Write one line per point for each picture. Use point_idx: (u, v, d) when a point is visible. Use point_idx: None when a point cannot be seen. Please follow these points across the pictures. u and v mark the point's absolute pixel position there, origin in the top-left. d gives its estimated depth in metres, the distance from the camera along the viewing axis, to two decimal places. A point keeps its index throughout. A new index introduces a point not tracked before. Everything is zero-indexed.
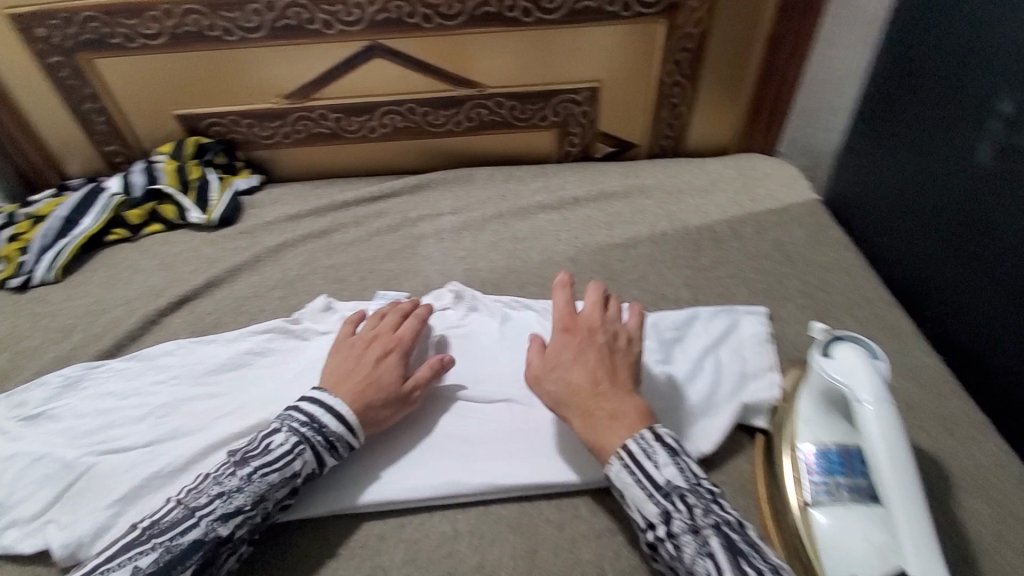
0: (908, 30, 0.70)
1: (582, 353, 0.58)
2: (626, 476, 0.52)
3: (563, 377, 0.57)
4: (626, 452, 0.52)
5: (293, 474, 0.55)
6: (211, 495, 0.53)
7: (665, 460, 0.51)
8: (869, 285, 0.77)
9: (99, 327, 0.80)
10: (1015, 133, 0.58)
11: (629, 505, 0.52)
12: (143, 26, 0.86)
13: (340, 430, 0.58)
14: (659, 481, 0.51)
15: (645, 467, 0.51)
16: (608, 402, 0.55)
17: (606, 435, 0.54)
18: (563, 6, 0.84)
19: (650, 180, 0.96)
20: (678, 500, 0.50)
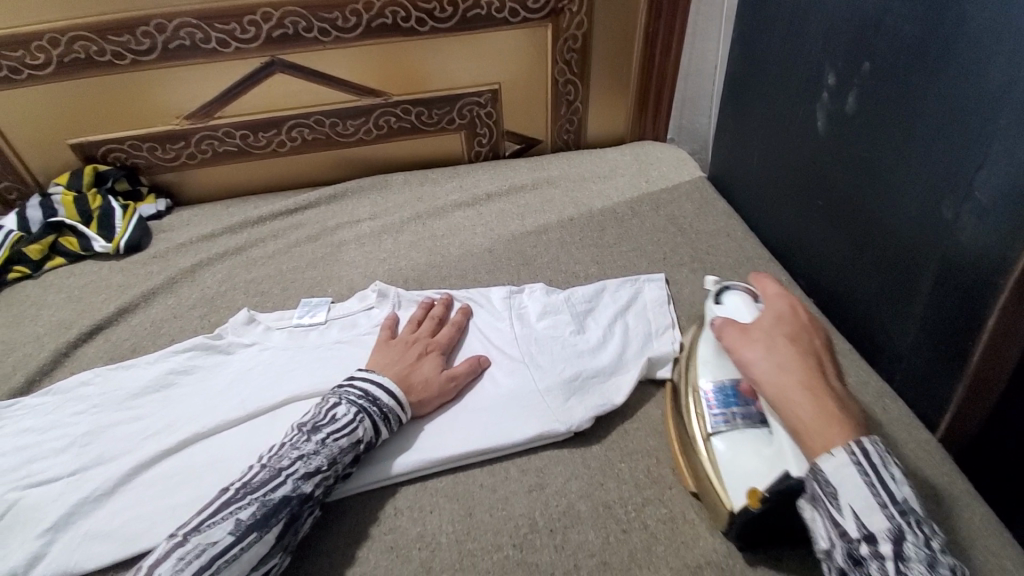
0: (751, 22, 0.81)
1: (803, 339, 0.53)
2: (853, 476, 0.43)
3: (773, 351, 0.52)
4: (861, 453, 0.44)
5: (358, 440, 0.59)
6: (291, 458, 0.57)
7: (901, 475, 0.44)
8: (750, 246, 0.88)
9: (6, 367, 0.76)
10: (840, 101, 0.69)
11: (839, 505, 0.43)
12: (29, 57, 0.83)
13: (391, 403, 0.62)
14: (896, 495, 0.43)
15: (882, 475, 0.43)
16: (839, 394, 0.49)
17: (833, 416, 0.47)
18: (455, 15, 0.90)
19: (555, 172, 1.03)
20: (913, 525, 0.42)
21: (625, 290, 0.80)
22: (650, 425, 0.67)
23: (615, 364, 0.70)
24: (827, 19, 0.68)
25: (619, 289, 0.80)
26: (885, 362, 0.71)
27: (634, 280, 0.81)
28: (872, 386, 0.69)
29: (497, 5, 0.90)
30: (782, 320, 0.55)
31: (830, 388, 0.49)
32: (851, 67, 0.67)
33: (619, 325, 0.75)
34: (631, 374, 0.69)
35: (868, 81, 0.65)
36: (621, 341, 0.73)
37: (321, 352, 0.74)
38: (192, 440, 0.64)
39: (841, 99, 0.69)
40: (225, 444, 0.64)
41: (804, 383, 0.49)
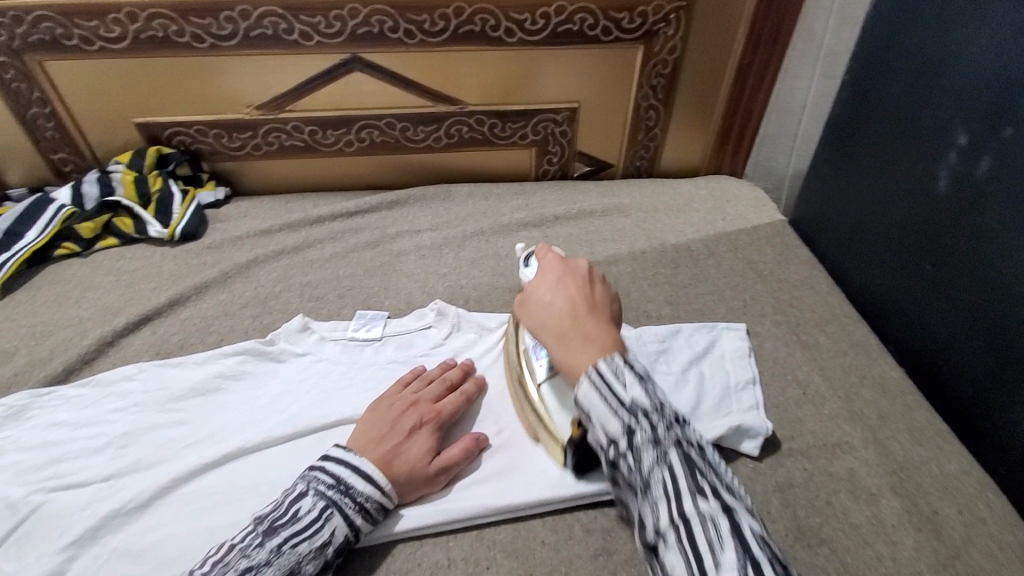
0: (868, 65, 0.76)
1: (562, 281, 0.57)
2: (591, 395, 0.48)
3: (543, 303, 0.56)
4: (595, 373, 0.49)
5: (325, 543, 0.51)
6: (238, 569, 0.48)
7: (631, 380, 0.47)
8: (836, 302, 0.81)
9: (47, 350, 0.73)
10: (969, 164, 0.63)
11: (588, 420, 0.49)
12: (104, 28, 0.79)
13: (368, 491, 0.54)
14: (623, 398, 0.47)
15: (610, 386, 0.48)
16: (585, 326, 0.52)
17: (578, 354, 0.51)
18: (546, 28, 0.86)
19: (626, 199, 0.98)
20: (641, 416, 0.46)
21: (701, 335, 0.74)
22: None
23: (692, 417, 0.65)
24: (967, 74, 0.62)
25: (696, 334, 0.74)
26: (988, 451, 0.65)
27: (711, 326, 0.76)
28: (975, 477, 0.62)
29: (591, 21, 0.86)
30: (549, 275, 0.58)
31: (580, 327, 0.52)
32: (991, 127, 0.60)
33: (695, 372, 0.69)
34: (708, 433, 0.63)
35: (1006, 147, 0.59)
36: (698, 391, 0.67)
37: (377, 370, 0.69)
38: (232, 456, 0.60)
39: (973, 161, 0.63)
40: (269, 464, 0.59)
41: (559, 337, 0.53)
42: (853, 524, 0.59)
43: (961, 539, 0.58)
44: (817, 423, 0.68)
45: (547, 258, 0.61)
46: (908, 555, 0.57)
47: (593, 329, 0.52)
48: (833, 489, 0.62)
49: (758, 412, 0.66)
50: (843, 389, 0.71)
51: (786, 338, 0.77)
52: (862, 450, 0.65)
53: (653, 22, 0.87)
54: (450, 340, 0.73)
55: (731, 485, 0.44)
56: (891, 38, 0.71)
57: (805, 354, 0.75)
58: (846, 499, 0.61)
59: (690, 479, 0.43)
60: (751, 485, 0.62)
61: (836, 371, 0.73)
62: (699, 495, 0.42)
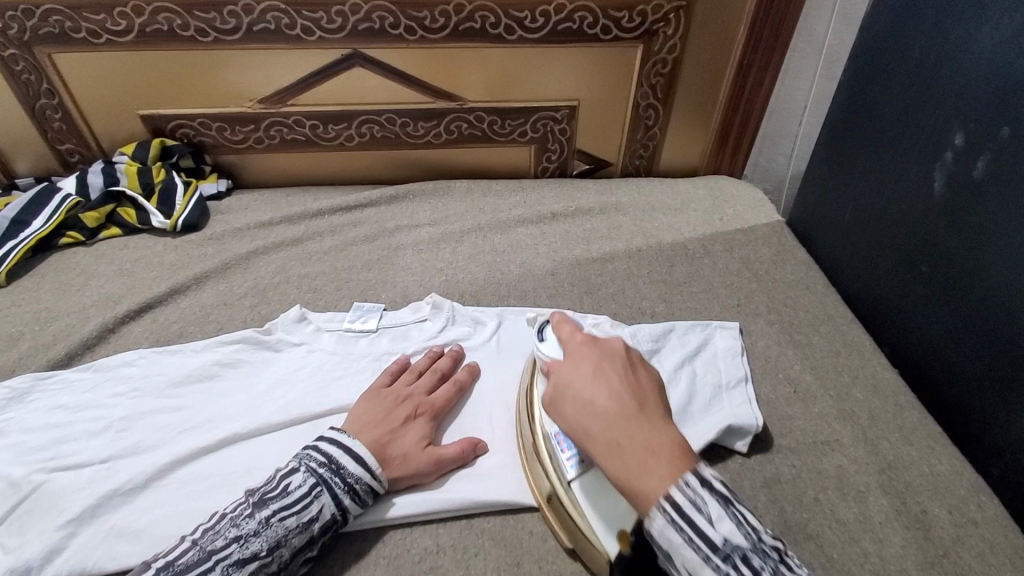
0: (865, 66, 0.76)
1: (601, 373, 0.52)
2: (674, 537, 0.43)
3: (584, 401, 0.50)
4: (672, 506, 0.43)
5: (312, 519, 0.52)
6: (227, 537, 0.50)
7: (719, 513, 0.42)
8: (830, 303, 0.82)
9: (50, 335, 0.74)
10: (966, 164, 0.63)
11: (678, 568, 0.43)
12: (111, 22, 0.81)
13: (359, 472, 0.55)
14: (714, 539, 0.42)
15: (696, 523, 0.42)
16: (642, 432, 0.47)
17: (639, 467, 0.45)
18: (545, 26, 0.86)
19: (624, 198, 0.98)
20: (740, 564, 0.41)
21: (695, 333, 0.75)
22: None
23: (682, 414, 0.65)
24: (962, 75, 0.63)
25: (688, 332, 0.75)
26: (979, 452, 0.65)
27: (705, 324, 0.76)
28: (964, 477, 0.62)
29: (591, 20, 0.86)
30: (588, 366, 0.53)
31: (636, 434, 0.47)
32: (988, 128, 0.61)
33: (687, 370, 0.70)
34: (697, 431, 0.64)
35: (1003, 148, 0.59)
36: (689, 388, 0.68)
37: (372, 361, 0.70)
38: (227, 442, 0.61)
39: (969, 161, 0.63)
40: (264, 449, 0.61)
41: (612, 445, 0.47)
42: (840, 519, 0.59)
43: (948, 538, 0.58)
44: (807, 421, 0.68)
45: (575, 346, 0.56)
46: (895, 552, 0.57)
47: (651, 436, 0.47)
48: (822, 486, 0.62)
49: (748, 409, 0.66)
50: (835, 389, 0.71)
51: (779, 337, 0.77)
52: (852, 448, 0.65)
53: (652, 21, 0.88)
54: (445, 333, 0.74)
55: None
56: (888, 40, 0.72)
57: (798, 353, 0.75)
58: (834, 496, 0.61)
59: None
60: (740, 481, 0.63)
61: (828, 371, 0.73)
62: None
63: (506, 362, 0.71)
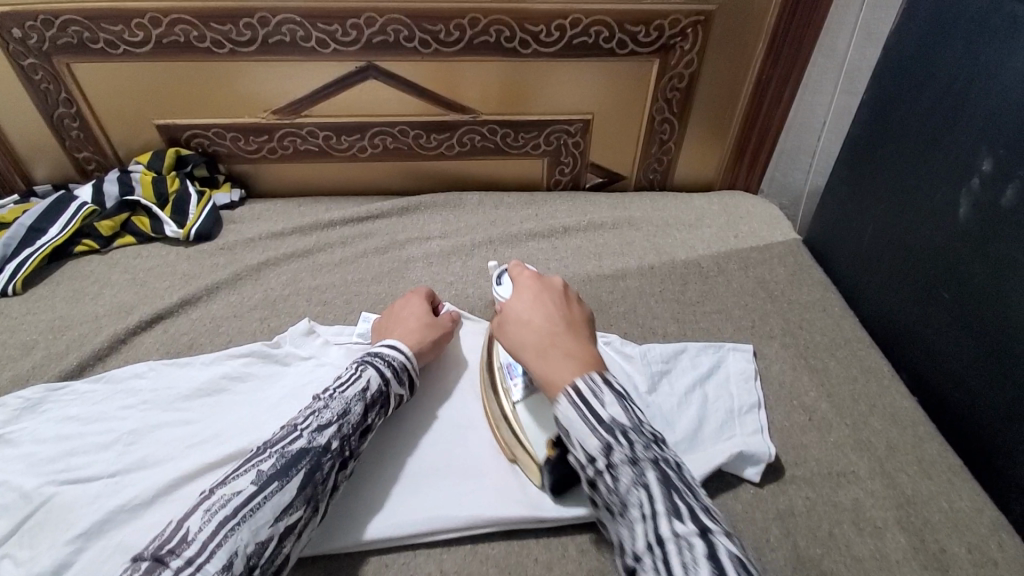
0: (890, 84, 0.74)
1: (540, 299, 0.59)
2: (569, 412, 0.49)
3: (521, 319, 0.58)
4: (574, 390, 0.50)
5: (365, 389, 0.59)
6: (304, 414, 0.57)
7: (610, 398, 0.49)
8: (847, 325, 0.80)
9: (62, 345, 0.75)
10: (994, 190, 0.61)
11: (569, 441, 0.50)
12: (129, 33, 0.81)
13: (394, 354, 0.64)
14: (602, 416, 0.48)
15: (590, 403, 0.49)
16: (563, 342, 0.54)
17: (558, 365, 0.52)
18: (561, 40, 0.85)
19: (637, 212, 0.97)
20: (620, 435, 0.48)
21: (707, 355, 0.73)
22: (727, 519, 0.60)
23: (693, 440, 0.64)
24: (991, 100, 0.61)
25: (701, 354, 0.73)
26: (1002, 490, 0.63)
27: (718, 346, 0.75)
28: (986, 515, 0.60)
29: (606, 34, 0.85)
30: (530, 295, 0.59)
31: (561, 344, 0.54)
32: (1016, 154, 0.58)
33: (697, 394, 0.68)
34: (708, 456, 0.62)
35: None
36: (700, 412, 0.67)
37: None
38: (236, 457, 0.61)
39: (997, 187, 0.61)
40: None
41: (540, 353, 0.54)
42: (855, 556, 0.58)
43: None
44: (822, 451, 0.66)
45: (520, 278, 0.63)
46: None
47: (574, 346, 0.54)
48: (837, 519, 0.61)
49: (760, 437, 0.65)
50: (851, 417, 0.69)
51: (794, 360, 0.76)
52: (868, 481, 0.64)
53: (669, 35, 0.86)
54: (453, 351, 0.74)
55: (706, 503, 0.45)
56: (914, 59, 0.70)
57: (813, 378, 0.74)
58: (849, 531, 0.60)
59: (665, 498, 0.44)
60: (750, 511, 0.61)
61: (844, 398, 0.71)
62: (675, 514, 0.43)
63: None
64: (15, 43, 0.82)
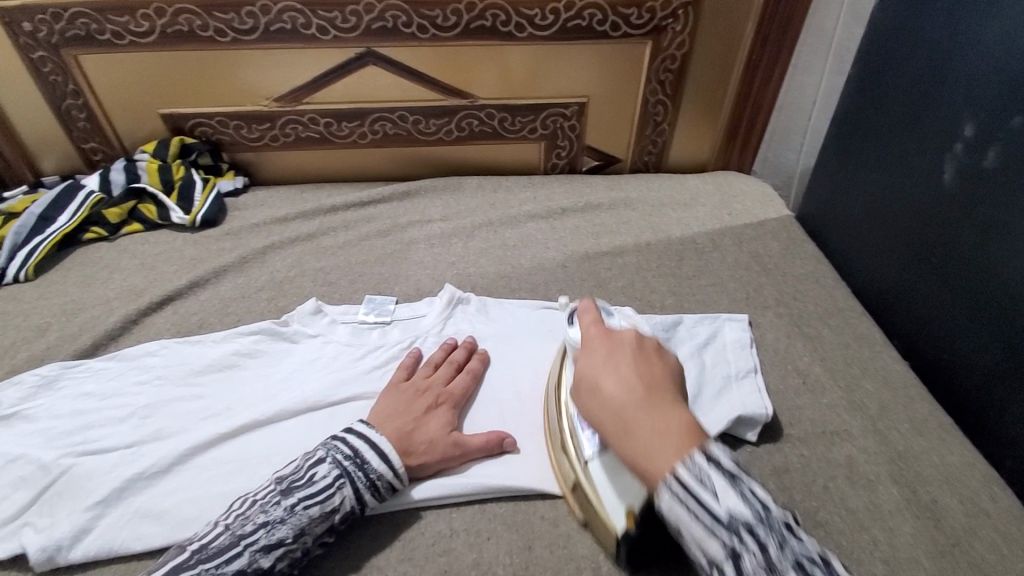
0: (876, 58, 0.76)
1: (617, 360, 0.51)
2: (681, 513, 0.41)
3: (597, 390, 0.50)
4: (677, 482, 0.42)
5: (333, 510, 0.53)
6: (256, 523, 0.51)
7: (723, 487, 0.40)
8: (839, 295, 0.82)
9: (75, 327, 0.76)
10: (975, 155, 0.64)
11: (686, 543, 0.42)
12: (134, 24, 0.83)
13: (381, 468, 0.56)
14: (718, 513, 0.40)
15: (701, 499, 0.41)
16: (649, 418, 0.46)
17: (650, 447, 0.45)
18: (556, 23, 0.87)
19: (633, 193, 0.99)
20: (744, 535, 0.39)
21: (704, 325, 0.75)
22: None
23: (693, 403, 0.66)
24: (971, 68, 0.63)
25: (698, 324, 0.75)
26: (990, 444, 0.65)
27: (714, 317, 0.77)
28: (975, 467, 0.63)
29: (600, 17, 0.88)
30: (611, 360, 0.51)
31: (650, 421, 0.46)
32: (997, 119, 0.61)
33: (696, 361, 0.70)
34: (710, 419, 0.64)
35: (1013, 136, 0.59)
36: (699, 378, 0.68)
37: (385, 352, 0.71)
38: (248, 428, 0.63)
39: (979, 152, 0.63)
40: (285, 436, 0.62)
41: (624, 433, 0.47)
42: (850, 508, 0.60)
43: (960, 528, 0.58)
44: (817, 412, 0.68)
45: (595, 336, 0.55)
46: (906, 541, 0.57)
47: (668, 425, 0.45)
48: (831, 474, 0.63)
49: (758, 400, 0.67)
50: (844, 380, 0.72)
51: (788, 329, 0.78)
52: (861, 439, 0.66)
53: (661, 17, 0.89)
54: (457, 324, 0.76)
55: None
56: (897, 33, 0.72)
57: (807, 345, 0.76)
58: (844, 485, 0.62)
59: None
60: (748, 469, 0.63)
61: (837, 362, 0.74)
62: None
63: (516, 355, 0.72)
64: (24, 36, 0.84)
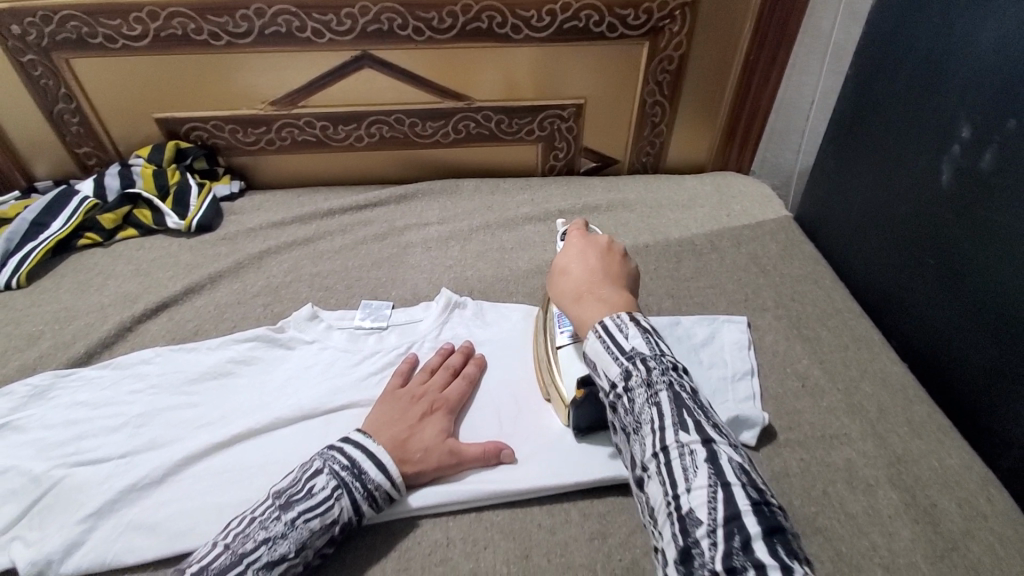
0: (875, 58, 0.75)
1: (585, 251, 0.60)
2: (597, 344, 0.50)
3: (563, 270, 0.59)
4: (602, 327, 0.51)
5: (333, 521, 0.53)
6: (257, 540, 0.50)
7: (635, 332, 0.50)
8: (838, 297, 0.82)
9: (69, 335, 0.76)
10: (974, 158, 0.63)
11: (595, 370, 0.51)
12: (126, 27, 0.83)
13: (379, 479, 0.55)
14: (625, 346, 0.49)
15: (615, 337, 0.50)
16: (598, 290, 0.55)
17: (591, 308, 0.54)
18: (552, 25, 0.87)
19: (631, 195, 0.99)
20: (639, 361, 0.48)
21: (701, 328, 0.75)
22: None
23: None
24: (970, 69, 0.63)
25: (695, 327, 0.75)
26: (989, 447, 0.65)
27: (711, 320, 0.76)
28: (975, 470, 0.62)
29: (597, 18, 0.87)
30: (583, 251, 0.60)
31: (598, 291, 0.55)
32: (995, 121, 0.60)
33: (693, 364, 0.70)
34: None
35: (1010, 140, 0.59)
36: (698, 383, 0.68)
37: (381, 358, 0.71)
38: (244, 436, 0.62)
39: (976, 155, 0.63)
40: (281, 444, 0.62)
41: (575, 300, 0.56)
42: (849, 513, 0.60)
43: (960, 532, 0.58)
44: (815, 415, 0.68)
45: (574, 233, 0.63)
46: (906, 546, 0.57)
47: (610, 298, 0.55)
48: (830, 479, 0.62)
49: (756, 405, 0.66)
50: (843, 383, 0.71)
51: (787, 332, 0.78)
52: (860, 442, 0.65)
53: (658, 18, 0.88)
54: (455, 329, 0.75)
55: (719, 426, 0.46)
56: (895, 33, 0.72)
57: (805, 348, 0.75)
58: (842, 489, 0.61)
59: (675, 413, 0.45)
60: None
61: (836, 365, 0.73)
62: (682, 426, 0.44)
63: (512, 359, 0.72)
64: (14, 39, 0.83)
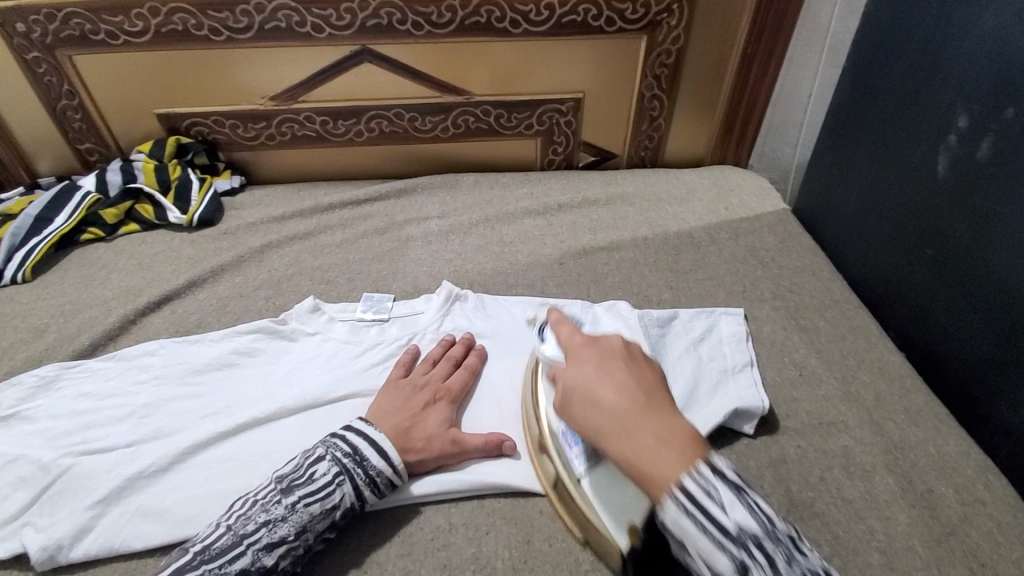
0: (871, 51, 0.76)
1: (607, 368, 0.53)
2: (688, 524, 0.43)
3: (592, 401, 0.51)
4: (683, 492, 0.43)
5: (334, 506, 0.53)
6: (257, 522, 0.51)
7: (730, 498, 0.42)
8: (836, 288, 0.82)
9: (74, 327, 0.77)
10: (969, 146, 0.64)
11: (696, 559, 0.43)
12: (129, 24, 0.83)
13: (381, 466, 0.56)
14: (726, 526, 0.42)
15: (709, 510, 0.42)
16: (650, 423, 0.48)
17: (651, 453, 0.46)
18: (551, 19, 0.87)
19: (630, 189, 0.99)
20: (751, 547, 0.41)
21: (700, 319, 0.76)
22: None
23: (690, 398, 0.66)
24: (964, 60, 0.63)
25: (694, 319, 0.76)
26: (984, 432, 0.65)
27: (710, 311, 0.77)
28: (970, 456, 0.63)
29: (595, 12, 0.87)
30: (606, 371, 0.53)
31: (653, 425, 0.48)
32: (990, 111, 0.61)
33: (692, 355, 0.71)
34: (707, 413, 0.64)
35: (1006, 128, 0.59)
36: (697, 373, 0.69)
37: (383, 350, 0.71)
38: (248, 425, 0.63)
39: (973, 143, 0.63)
40: (285, 433, 0.63)
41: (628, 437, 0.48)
42: (846, 498, 0.60)
43: (955, 516, 0.59)
44: (813, 403, 0.69)
45: (583, 351, 0.56)
46: (902, 530, 0.58)
47: (671, 434, 0.47)
48: (828, 465, 0.63)
49: (755, 393, 0.67)
50: (840, 371, 0.72)
51: (785, 322, 0.78)
52: (857, 429, 0.66)
53: (656, 12, 0.89)
54: (456, 321, 0.76)
55: None
56: (891, 26, 0.72)
57: (804, 338, 0.76)
58: (840, 475, 0.62)
59: None
60: (746, 461, 0.64)
61: (834, 354, 0.74)
62: None
63: (513, 350, 0.72)
64: (18, 37, 0.83)
